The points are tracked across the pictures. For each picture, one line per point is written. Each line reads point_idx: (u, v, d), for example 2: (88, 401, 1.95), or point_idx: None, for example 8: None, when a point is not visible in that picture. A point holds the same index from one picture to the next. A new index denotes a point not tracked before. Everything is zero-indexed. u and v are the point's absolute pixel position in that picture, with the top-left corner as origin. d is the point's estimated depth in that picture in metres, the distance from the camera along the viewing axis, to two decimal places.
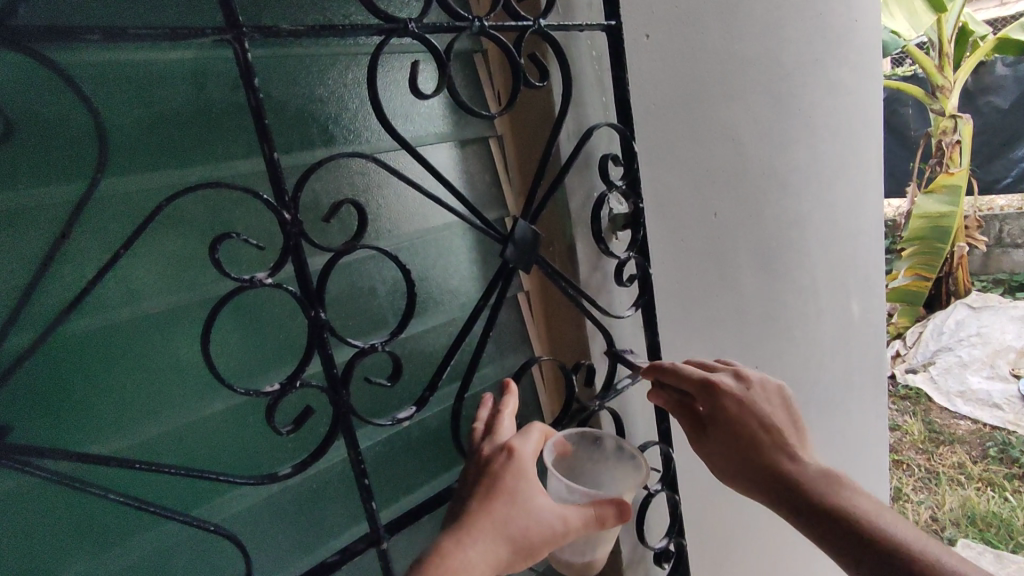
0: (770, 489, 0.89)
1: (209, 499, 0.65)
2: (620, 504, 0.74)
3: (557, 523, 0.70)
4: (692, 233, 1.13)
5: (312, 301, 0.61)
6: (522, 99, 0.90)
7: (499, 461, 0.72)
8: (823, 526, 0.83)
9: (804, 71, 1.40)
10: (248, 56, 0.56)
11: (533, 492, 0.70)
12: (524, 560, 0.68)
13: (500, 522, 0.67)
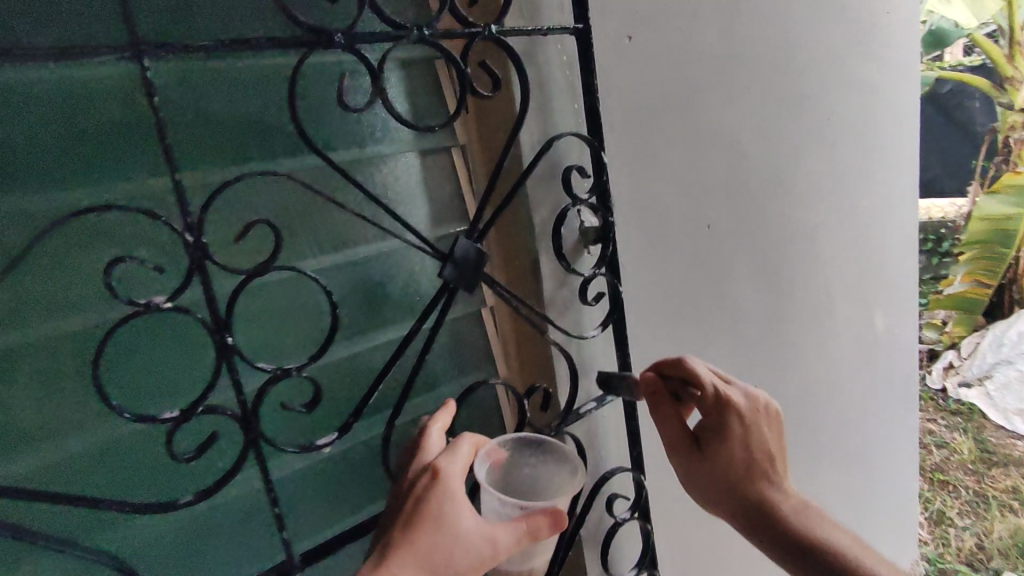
0: (745, 512, 0.86)
1: (112, 527, 0.64)
2: (554, 512, 0.72)
3: (485, 547, 0.69)
4: (678, 246, 1.06)
5: (219, 326, 0.59)
6: (484, 108, 0.85)
7: (422, 484, 0.70)
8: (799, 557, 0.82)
9: (823, 70, 1.30)
10: (147, 75, 0.53)
11: (457, 513, 0.69)
12: None
13: (422, 549, 0.66)
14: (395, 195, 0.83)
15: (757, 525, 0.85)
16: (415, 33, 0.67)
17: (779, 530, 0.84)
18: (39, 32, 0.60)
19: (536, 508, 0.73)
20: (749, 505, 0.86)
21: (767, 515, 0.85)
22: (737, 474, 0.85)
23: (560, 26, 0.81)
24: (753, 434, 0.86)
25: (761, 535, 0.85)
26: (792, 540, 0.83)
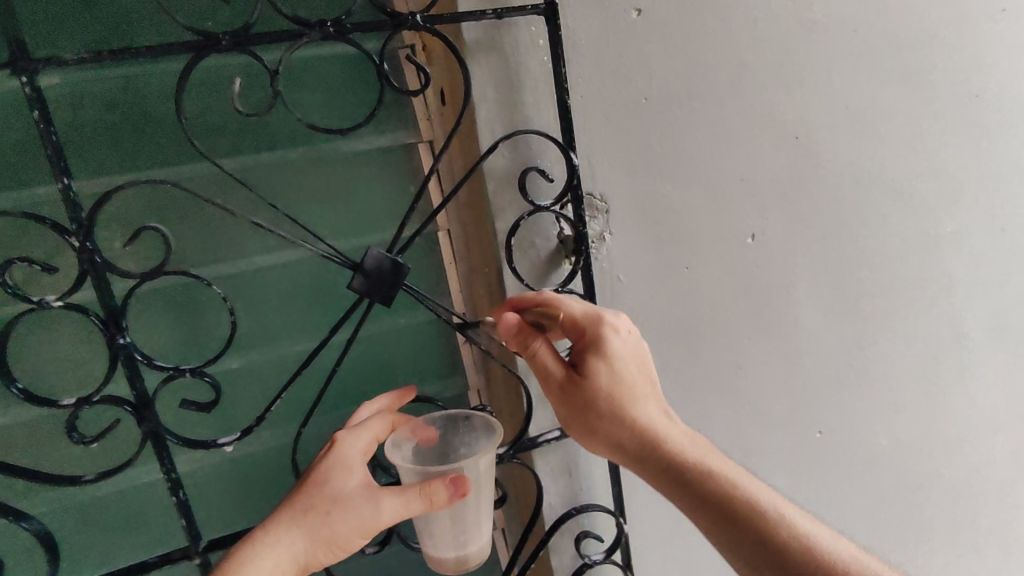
0: (632, 452, 0.72)
1: (29, 496, 0.69)
2: (455, 479, 0.65)
3: (368, 509, 0.64)
4: (698, 259, 0.89)
5: (114, 325, 0.62)
6: (446, 100, 0.78)
7: (321, 454, 0.68)
8: (699, 502, 0.67)
9: (984, 30, 0.94)
10: (32, 89, 0.57)
11: (345, 476, 0.66)
12: (337, 550, 0.64)
13: (302, 510, 0.64)
14: (348, 195, 0.79)
15: (652, 470, 0.70)
16: (317, 29, 0.62)
17: (677, 473, 0.69)
18: None
19: (438, 470, 0.66)
20: (636, 447, 0.71)
21: (662, 457, 0.70)
22: (616, 407, 0.72)
23: (522, 7, 0.71)
24: (627, 363, 0.73)
25: (661, 482, 0.70)
26: (691, 483, 0.68)
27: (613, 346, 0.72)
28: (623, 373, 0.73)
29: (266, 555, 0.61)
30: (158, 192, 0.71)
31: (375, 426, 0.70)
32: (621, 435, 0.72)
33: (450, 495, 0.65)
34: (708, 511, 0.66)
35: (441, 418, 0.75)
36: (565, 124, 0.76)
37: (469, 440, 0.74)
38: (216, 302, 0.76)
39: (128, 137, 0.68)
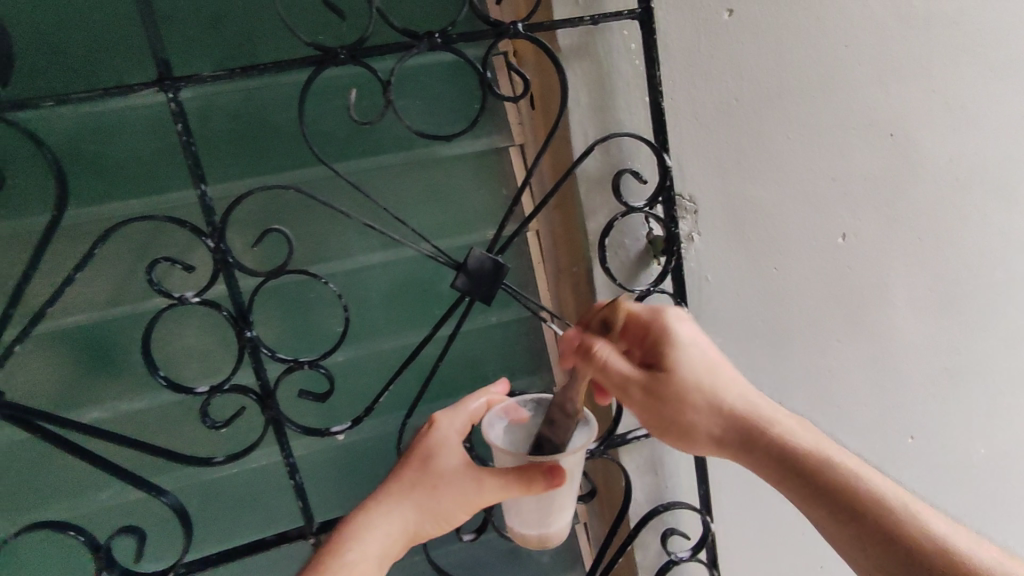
0: (730, 443, 0.69)
1: (167, 473, 0.77)
2: (552, 466, 0.65)
3: (470, 487, 0.67)
4: (786, 258, 0.88)
5: (243, 320, 0.68)
6: (539, 105, 0.80)
7: (418, 434, 0.71)
8: (815, 495, 0.64)
9: None
10: (177, 104, 0.63)
11: (445, 455, 0.69)
12: (440, 522, 0.67)
13: (407, 485, 0.67)
14: (445, 198, 0.83)
15: (755, 461, 0.68)
16: (426, 41, 0.65)
17: (788, 466, 0.66)
18: (102, 64, 0.65)
19: (535, 459, 0.66)
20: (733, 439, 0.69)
21: (766, 448, 0.67)
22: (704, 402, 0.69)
23: (617, 12, 0.72)
24: (702, 354, 0.70)
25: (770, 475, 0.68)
26: (802, 476, 0.65)
27: (681, 342, 0.69)
28: (698, 368, 0.69)
29: (378, 525, 0.65)
30: (278, 198, 0.76)
31: (470, 408, 0.72)
32: (718, 429, 0.69)
33: (548, 484, 0.65)
34: (826, 506, 0.64)
35: (535, 400, 0.73)
36: (658, 126, 0.77)
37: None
38: (330, 299, 0.82)
39: (252, 146, 0.74)
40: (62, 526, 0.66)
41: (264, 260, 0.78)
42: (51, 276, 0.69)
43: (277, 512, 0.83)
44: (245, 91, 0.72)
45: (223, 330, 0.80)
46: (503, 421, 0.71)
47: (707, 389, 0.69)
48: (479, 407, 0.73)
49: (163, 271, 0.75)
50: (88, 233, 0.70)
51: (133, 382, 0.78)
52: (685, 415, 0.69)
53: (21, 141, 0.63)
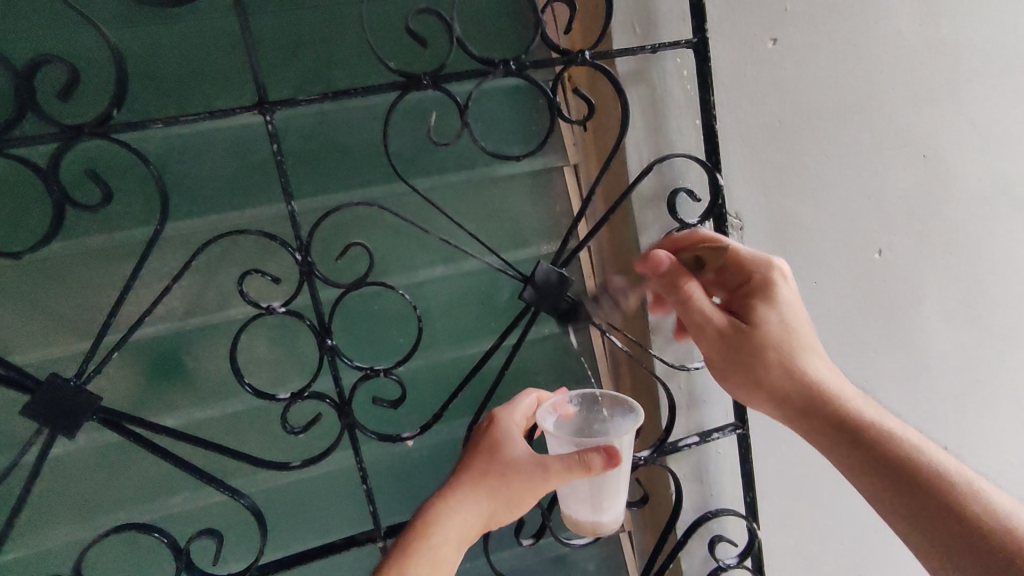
0: (793, 397, 0.74)
1: (241, 476, 0.80)
2: (609, 448, 0.67)
3: (534, 469, 0.69)
4: (825, 274, 0.92)
5: (325, 331, 0.71)
6: (595, 127, 0.85)
7: (482, 429, 0.76)
8: (865, 452, 0.70)
9: None
10: (272, 126, 0.67)
11: (510, 445, 0.72)
12: (508, 506, 0.70)
13: (479, 474, 0.71)
14: (504, 215, 0.87)
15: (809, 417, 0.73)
16: (502, 67, 0.69)
17: (842, 424, 0.71)
18: (198, 88, 0.70)
19: (591, 444, 0.68)
20: (795, 391, 0.74)
21: (830, 404, 0.72)
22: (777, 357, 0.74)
23: (674, 42, 0.77)
24: (796, 314, 0.75)
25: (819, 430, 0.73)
26: (857, 434, 0.71)
27: (783, 294, 0.75)
28: (788, 319, 0.75)
29: (455, 512, 0.69)
30: (354, 214, 0.80)
31: (526, 403, 0.78)
32: (783, 381, 0.74)
33: (606, 463, 0.67)
34: (874, 462, 0.69)
35: (580, 397, 0.77)
36: (710, 147, 0.82)
37: (608, 419, 0.76)
38: (407, 311, 0.85)
39: (328, 165, 0.78)
40: (142, 527, 0.69)
41: (341, 274, 0.82)
42: (140, 286, 0.74)
43: (340, 517, 0.86)
44: (324, 113, 0.76)
45: (301, 340, 0.83)
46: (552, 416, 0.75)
47: (791, 342, 0.74)
48: (531, 404, 0.79)
49: (253, 284, 0.79)
50: (179, 247, 0.74)
51: (206, 393, 0.81)
52: (759, 362, 0.74)
53: (124, 156, 0.70)
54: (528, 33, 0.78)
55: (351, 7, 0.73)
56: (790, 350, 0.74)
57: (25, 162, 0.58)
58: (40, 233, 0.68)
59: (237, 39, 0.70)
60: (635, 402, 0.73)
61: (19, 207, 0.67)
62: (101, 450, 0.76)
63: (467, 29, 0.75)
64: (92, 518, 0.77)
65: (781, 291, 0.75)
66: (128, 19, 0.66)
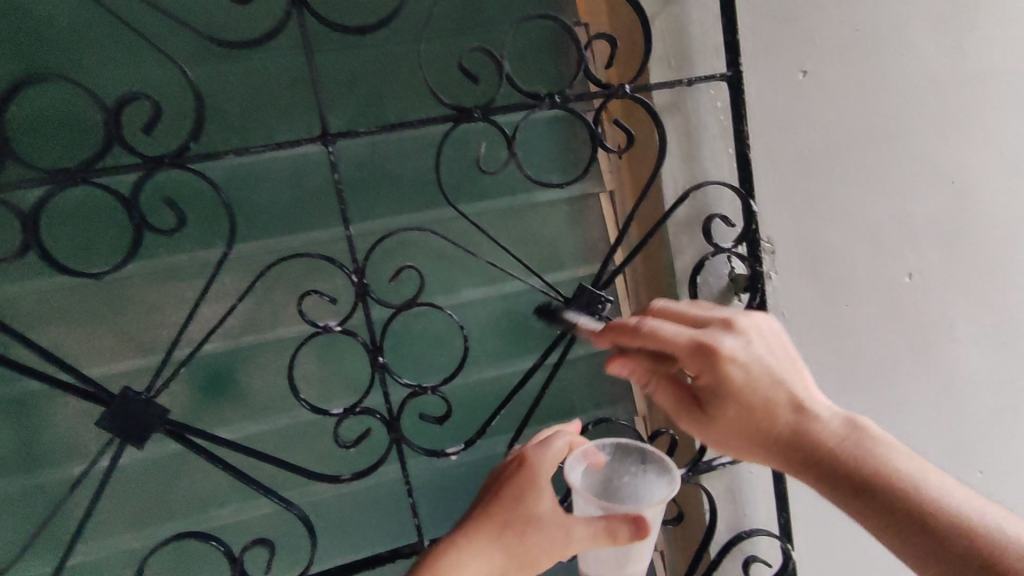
0: (810, 463, 0.66)
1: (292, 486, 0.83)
2: (636, 520, 0.67)
3: (559, 533, 0.69)
4: (856, 295, 0.94)
5: (377, 349, 0.74)
6: (632, 155, 0.88)
7: (511, 471, 0.74)
8: (915, 532, 0.61)
9: None
10: (334, 155, 0.71)
11: (537, 500, 0.72)
12: (527, 562, 0.71)
13: (500, 526, 0.71)
14: (544, 238, 0.90)
15: (832, 485, 0.65)
16: (547, 101, 0.72)
17: (875, 494, 0.63)
18: (263, 122, 0.75)
19: (618, 511, 0.68)
20: (810, 457, 0.66)
21: (855, 474, 0.64)
22: (753, 419, 0.68)
23: (709, 75, 0.81)
24: (777, 372, 0.68)
25: (847, 500, 0.65)
26: (897, 509, 0.62)
27: (737, 376, 0.67)
28: (763, 389, 0.67)
29: (468, 562, 0.69)
30: (404, 238, 0.84)
31: (558, 446, 0.75)
32: (793, 445, 0.67)
33: (632, 534, 0.67)
34: (927, 543, 0.60)
35: (613, 447, 0.75)
36: (743, 175, 0.84)
37: (639, 473, 0.74)
38: (452, 328, 0.88)
39: (379, 191, 0.82)
40: (205, 537, 0.72)
41: (391, 295, 0.85)
42: (205, 304, 0.79)
43: (383, 530, 0.88)
44: (376, 142, 0.81)
45: (353, 358, 0.86)
46: (583, 469, 0.73)
47: (785, 399, 0.67)
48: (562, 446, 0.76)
49: (310, 303, 0.83)
50: (238, 269, 0.79)
51: (258, 408, 0.84)
52: (763, 429, 0.68)
53: (194, 182, 0.75)
54: (567, 69, 0.84)
55: (406, 45, 0.78)
56: (792, 407, 0.67)
57: (112, 189, 0.62)
58: (115, 256, 0.73)
59: (299, 75, 0.75)
60: (671, 463, 0.71)
61: (99, 231, 0.72)
62: (160, 461, 0.79)
63: (516, 63, 0.81)
64: (150, 526, 0.81)
65: (735, 370, 0.67)
66: (202, 57, 0.72)
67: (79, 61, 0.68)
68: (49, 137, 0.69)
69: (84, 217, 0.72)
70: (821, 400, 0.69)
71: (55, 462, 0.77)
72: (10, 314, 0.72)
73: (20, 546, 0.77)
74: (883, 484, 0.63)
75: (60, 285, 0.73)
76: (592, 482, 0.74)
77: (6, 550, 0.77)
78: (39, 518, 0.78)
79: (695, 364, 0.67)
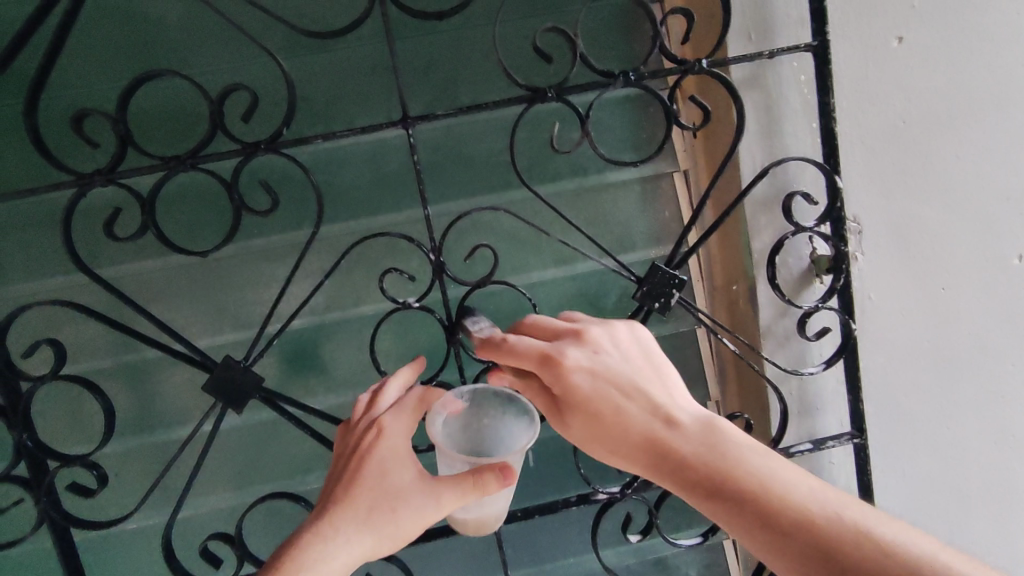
0: (669, 474, 0.59)
1: None
2: (504, 468, 0.62)
3: (429, 507, 0.62)
4: (956, 279, 0.86)
5: (453, 325, 0.77)
6: (710, 132, 0.86)
7: (366, 442, 0.65)
8: (777, 538, 0.53)
9: None
10: (412, 138, 0.73)
11: (399, 471, 0.64)
12: (396, 543, 0.63)
13: (365, 510, 0.62)
14: (615, 219, 0.90)
15: (690, 496, 0.58)
16: (621, 79, 0.71)
17: (732, 500, 0.55)
18: (347, 110, 0.79)
19: (486, 463, 0.62)
20: (667, 467, 0.59)
21: (711, 481, 0.56)
22: (609, 424, 0.61)
23: (793, 46, 0.77)
24: (625, 378, 0.63)
25: (713, 511, 0.57)
26: (752, 511, 0.54)
27: (583, 384, 0.62)
28: (612, 401, 0.61)
29: (336, 556, 0.60)
30: (478, 219, 0.87)
31: (409, 406, 0.66)
32: (652, 454, 0.60)
33: (501, 483, 0.62)
34: (797, 553, 0.52)
35: (471, 392, 0.66)
36: (827, 150, 0.80)
37: (496, 416, 0.65)
38: (524, 307, 0.90)
39: (453, 174, 0.85)
40: (291, 497, 0.77)
41: (466, 274, 0.88)
42: (295, 282, 0.84)
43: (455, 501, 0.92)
44: (451, 126, 0.83)
45: (429, 335, 0.90)
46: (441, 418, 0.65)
47: (637, 406, 0.61)
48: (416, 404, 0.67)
49: (391, 281, 0.87)
50: (323, 249, 0.84)
51: (341, 381, 0.89)
52: (620, 441, 0.61)
53: (285, 167, 0.80)
54: (641, 47, 0.83)
55: (480, 31, 0.79)
56: (646, 416, 0.61)
57: (213, 174, 0.67)
58: (216, 237, 0.80)
59: (379, 62, 0.78)
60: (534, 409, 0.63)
61: (202, 214, 0.79)
62: (254, 426, 0.86)
63: (589, 44, 0.81)
64: (246, 486, 0.88)
65: (580, 379, 0.62)
66: (292, 50, 0.76)
67: (186, 59, 0.75)
68: (160, 129, 0.76)
69: (189, 201, 0.78)
70: (682, 403, 0.63)
71: (166, 425, 0.85)
72: (129, 289, 0.81)
73: (138, 498, 0.86)
74: (736, 489, 0.55)
75: (169, 263, 0.81)
76: (451, 430, 0.65)
77: (126, 500, 0.87)
78: (153, 475, 0.87)
79: (547, 374, 0.63)
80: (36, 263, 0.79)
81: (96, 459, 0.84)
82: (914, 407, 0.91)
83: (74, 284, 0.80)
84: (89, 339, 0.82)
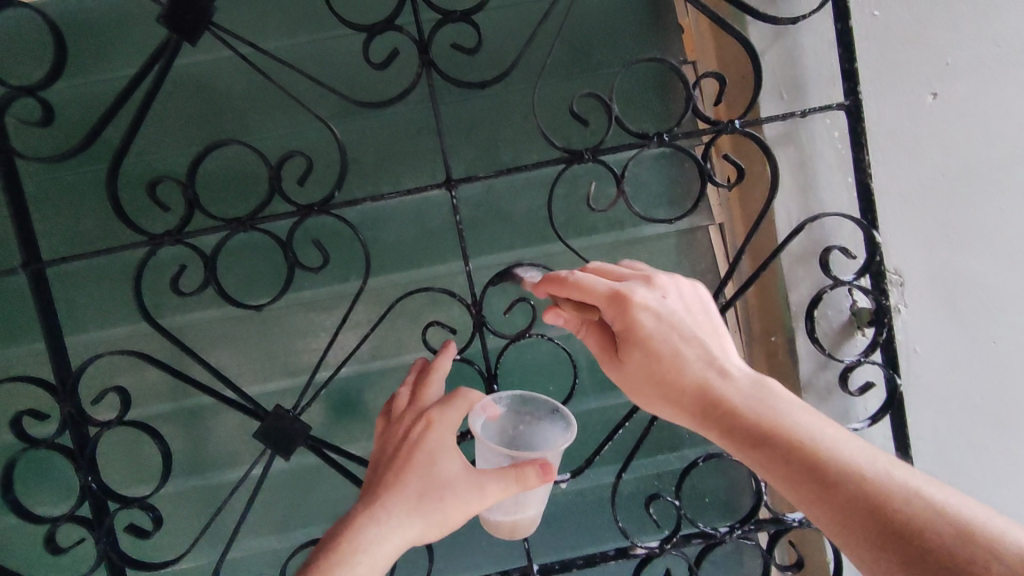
0: (716, 421, 0.61)
1: None
2: (544, 463, 0.63)
3: (475, 494, 0.62)
4: (1007, 332, 0.84)
5: (492, 377, 0.79)
6: (745, 185, 0.88)
7: (415, 433, 0.66)
8: (813, 486, 0.56)
9: None
10: (455, 198, 0.76)
11: (448, 459, 0.65)
12: (441, 528, 0.63)
13: (414, 495, 0.63)
14: (650, 270, 0.92)
15: (731, 437, 0.61)
16: (655, 140, 0.74)
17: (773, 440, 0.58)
18: (394, 170, 0.84)
19: (526, 457, 0.63)
20: (714, 410, 0.62)
21: (756, 428, 0.59)
22: (666, 373, 0.64)
23: (825, 105, 0.78)
24: (687, 326, 0.64)
25: (756, 458, 0.59)
26: (794, 462, 0.56)
27: (648, 322, 0.64)
28: (673, 345, 0.63)
29: (388, 538, 0.60)
30: (518, 272, 0.90)
31: (456, 400, 0.68)
32: (702, 402, 0.62)
33: (541, 478, 0.63)
34: (832, 505, 0.55)
35: (510, 398, 0.71)
36: (863, 205, 0.80)
37: (532, 421, 0.71)
38: (562, 356, 0.91)
39: (493, 228, 0.88)
40: None
41: (505, 325, 0.90)
42: (341, 332, 0.88)
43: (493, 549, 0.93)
44: (491, 184, 0.87)
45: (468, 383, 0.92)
46: (482, 419, 0.69)
47: (696, 355, 0.63)
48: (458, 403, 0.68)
49: (433, 331, 0.90)
50: (369, 301, 0.88)
51: None
52: (670, 379, 0.64)
53: (334, 224, 0.85)
54: (675, 106, 0.86)
55: (520, 95, 0.84)
56: (698, 361, 0.63)
57: (272, 234, 0.71)
58: (270, 290, 0.85)
59: (425, 126, 0.83)
60: (569, 411, 0.68)
61: (260, 269, 0.85)
62: (299, 471, 0.89)
63: (625, 108, 0.85)
64: (292, 529, 0.91)
65: (647, 320, 0.64)
66: (344, 116, 0.82)
67: (249, 127, 0.81)
68: (223, 191, 0.82)
69: (247, 256, 0.84)
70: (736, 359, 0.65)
71: (218, 468, 0.89)
72: (189, 338, 0.86)
73: (191, 539, 0.90)
74: (779, 433, 0.58)
75: (227, 314, 0.86)
76: (489, 433, 0.69)
77: (180, 541, 0.90)
78: (204, 516, 0.90)
79: (614, 315, 0.64)
80: (108, 315, 0.85)
81: (153, 500, 0.88)
82: (969, 462, 0.88)
83: (140, 334, 0.86)
84: (150, 386, 0.87)
